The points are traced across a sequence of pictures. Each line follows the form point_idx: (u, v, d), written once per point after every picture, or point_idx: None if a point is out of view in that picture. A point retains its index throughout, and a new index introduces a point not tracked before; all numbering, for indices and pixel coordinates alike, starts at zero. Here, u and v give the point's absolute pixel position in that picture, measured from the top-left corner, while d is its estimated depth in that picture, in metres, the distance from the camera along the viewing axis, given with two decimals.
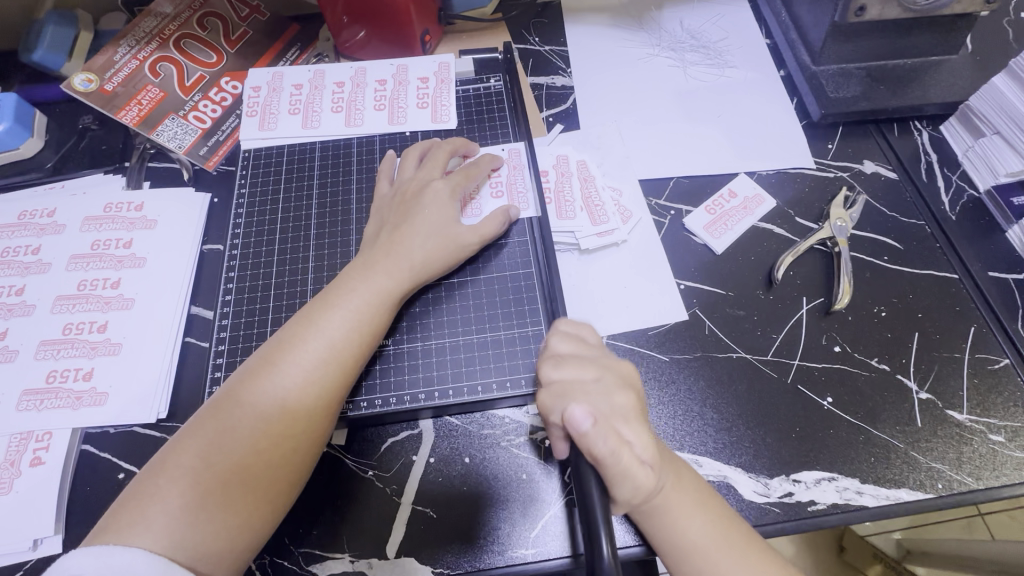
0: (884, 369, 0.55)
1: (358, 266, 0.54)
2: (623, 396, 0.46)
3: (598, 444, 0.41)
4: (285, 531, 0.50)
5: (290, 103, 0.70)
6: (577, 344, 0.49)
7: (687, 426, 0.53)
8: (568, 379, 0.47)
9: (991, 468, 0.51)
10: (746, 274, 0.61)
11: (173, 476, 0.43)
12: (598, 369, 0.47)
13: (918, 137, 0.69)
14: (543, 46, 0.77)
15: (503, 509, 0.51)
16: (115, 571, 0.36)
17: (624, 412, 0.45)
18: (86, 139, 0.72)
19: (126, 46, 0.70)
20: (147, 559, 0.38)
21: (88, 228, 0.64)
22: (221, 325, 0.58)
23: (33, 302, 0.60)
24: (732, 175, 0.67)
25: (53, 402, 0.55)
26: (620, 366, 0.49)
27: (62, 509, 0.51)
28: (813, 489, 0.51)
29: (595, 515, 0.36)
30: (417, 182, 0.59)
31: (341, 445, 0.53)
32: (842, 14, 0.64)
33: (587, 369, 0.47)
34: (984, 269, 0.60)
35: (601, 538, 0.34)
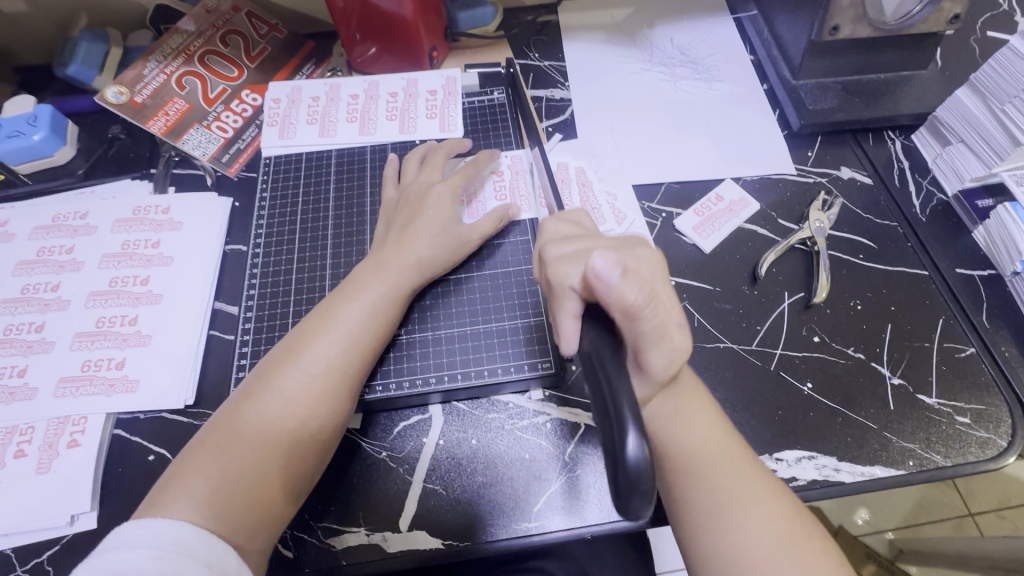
0: (860, 358, 0.60)
1: (370, 264, 0.58)
2: (641, 251, 0.43)
3: (631, 293, 0.37)
4: (306, 508, 0.54)
5: (308, 114, 0.75)
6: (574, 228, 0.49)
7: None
8: (578, 250, 0.44)
9: (958, 446, 0.55)
10: (733, 271, 0.65)
11: (210, 455, 0.47)
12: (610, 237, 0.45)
13: (891, 146, 0.74)
14: (542, 61, 0.83)
15: (508, 486, 0.55)
16: (158, 538, 0.40)
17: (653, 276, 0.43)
18: (115, 148, 0.77)
19: (155, 61, 0.75)
20: (191, 530, 0.42)
21: (119, 229, 0.69)
22: (245, 318, 0.63)
23: (68, 297, 0.64)
24: (719, 181, 0.72)
25: (88, 389, 0.59)
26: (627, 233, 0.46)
27: (97, 488, 0.55)
28: (794, 466, 0.55)
29: (621, 411, 0.34)
30: (419, 185, 0.64)
31: (357, 428, 0.57)
32: (818, 32, 0.70)
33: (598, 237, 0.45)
34: (952, 266, 0.65)
35: (629, 436, 0.33)
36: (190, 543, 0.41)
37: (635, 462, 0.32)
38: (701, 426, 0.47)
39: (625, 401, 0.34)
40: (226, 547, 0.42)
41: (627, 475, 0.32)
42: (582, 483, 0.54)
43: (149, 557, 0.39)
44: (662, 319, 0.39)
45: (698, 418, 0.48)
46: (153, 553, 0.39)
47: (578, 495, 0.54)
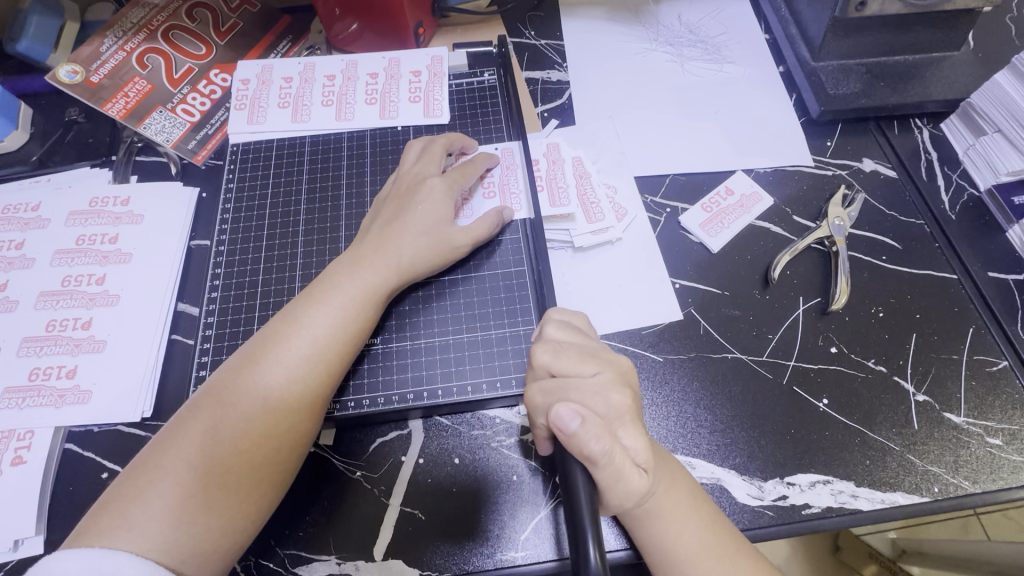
0: (881, 371, 0.55)
1: (344, 264, 0.52)
2: (615, 394, 0.44)
3: (589, 443, 0.40)
4: (272, 532, 0.49)
5: (280, 96, 0.69)
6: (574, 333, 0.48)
7: (658, 430, 0.53)
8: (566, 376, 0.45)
9: (988, 471, 0.50)
10: (742, 274, 0.60)
11: (155, 476, 0.42)
12: (596, 364, 0.45)
13: (918, 135, 0.68)
14: (538, 40, 0.76)
15: (492, 512, 0.50)
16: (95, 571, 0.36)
17: (620, 413, 0.44)
18: (73, 133, 0.71)
19: (114, 37, 0.69)
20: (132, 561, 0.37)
21: (74, 222, 0.63)
22: (207, 321, 0.57)
23: (16, 298, 0.59)
24: (729, 173, 0.66)
25: (36, 400, 0.54)
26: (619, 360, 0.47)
27: (43, 509, 0.50)
28: (808, 492, 0.50)
29: (582, 516, 0.37)
30: (413, 177, 0.58)
31: (328, 445, 0.53)
32: (842, 9, 0.63)
33: (586, 364, 0.45)
34: (983, 269, 0.59)
35: (589, 542, 0.35)
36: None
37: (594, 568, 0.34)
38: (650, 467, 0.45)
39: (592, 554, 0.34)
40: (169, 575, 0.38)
41: None
42: None
43: None
44: (617, 465, 0.41)
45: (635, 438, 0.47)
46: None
47: None
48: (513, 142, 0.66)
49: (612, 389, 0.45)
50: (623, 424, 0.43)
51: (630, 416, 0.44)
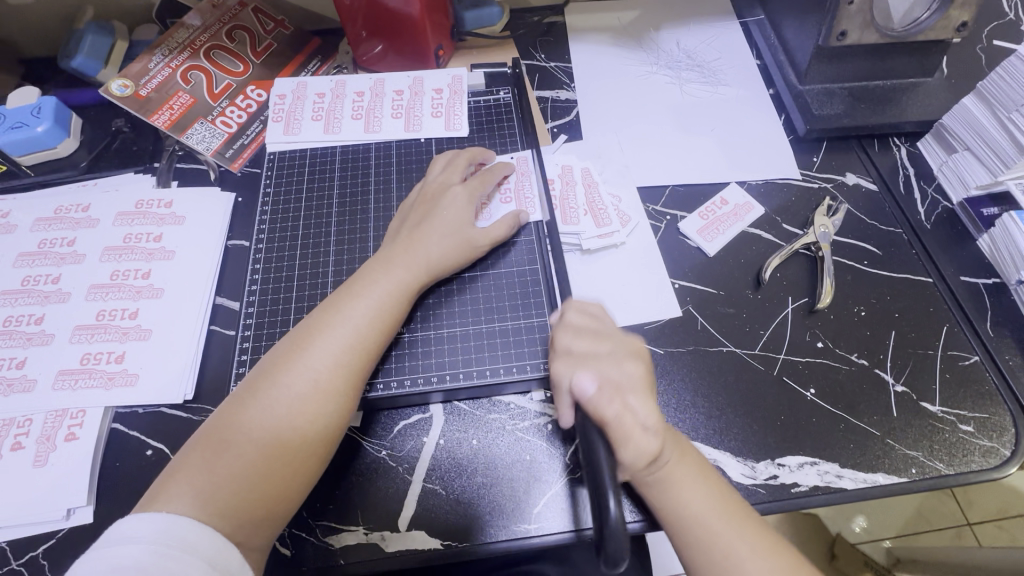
0: (863, 364, 0.60)
1: (378, 262, 0.58)
2: (628, 366, 0.50)
3: (604, 407, 0.47)
4: (304, 505, 0.54)
5: (313, 110, 0.75)
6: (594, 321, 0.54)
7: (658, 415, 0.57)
8: (584, 351, 0.51)
9: (961, 455, 0.55)
10: (736, 275, 0.65)
11: (216, 449, 0.46)
12: (610, 343, 0.52)
13: (896, 152, 0.74)
14: (548, 62, 0.83)
15: (508, 488, 0.54)
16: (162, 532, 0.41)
17: (632, 384, 0.49)
18: (119, 141, 0.77)
19: (160, 54, 0.75)
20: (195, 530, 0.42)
21: (120, 222, 0.68)
22: (246, 313, 0.62)
23: (69, 290, 0.64)
24: (724, 184, 0.72)
25: (87, 382, 0.59)
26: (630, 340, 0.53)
27: (94, 482, 0.54)
28: (796, 472, 0.54)
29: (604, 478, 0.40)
30: (437, 185, 0.64)
31: (357, 426, 0.57)
32: (825, 38, 0.70)
33: (601, 344, 0.52)
34: (956, 274, 0.65)
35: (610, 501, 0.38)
36: (194, 541, 0.41)
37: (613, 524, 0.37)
38: (689, 492, 0.48)
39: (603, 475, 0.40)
40: (228, 544, 0.42)
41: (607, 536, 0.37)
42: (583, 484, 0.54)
43: (147, 552, 0.39)
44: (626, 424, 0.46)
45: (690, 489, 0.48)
46: (153, 550, 0.39)
47: (581, 498, 0.54)
48: (529, 151, 0.72)
49: (626, 361, 0.51)
50: (634, 390, 0.49)
51: (642, 385, 0.49)
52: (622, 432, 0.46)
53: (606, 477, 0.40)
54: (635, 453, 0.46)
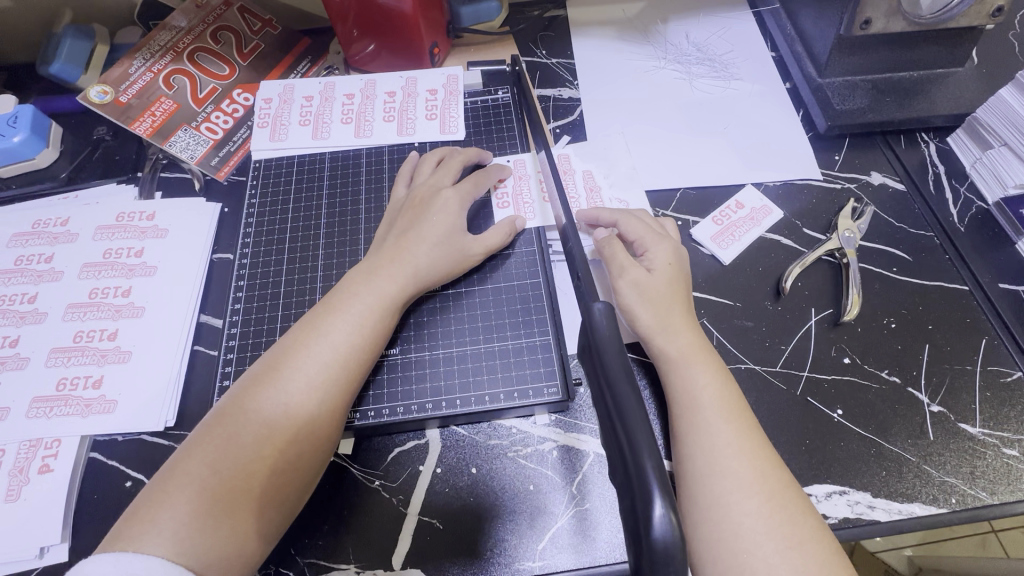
0: (895, 382, 0.55)
1: (361, 271, 0.54)
2: (659, 243, 0.56)
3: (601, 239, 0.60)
4: (291, 541, 0.50)
5: (301, 114, 0.71)
6: (643, 225, 0.58)
7: None
8: (618, 216, 0.60)
9: (1006, 483, 0.50)
10: (754, 285, 0.61)
11: (182, 482, 0.42)
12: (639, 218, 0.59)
13: (925, 149, 0.69)
14: (549, 58, 0.78)
15: (508, 521, 0.50)
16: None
17: (654, 241, 0.57)
18: (100, 150, 0.73)
19: (141, 58, 0.71)
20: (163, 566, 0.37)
21: (101, 236, 0.65)
22: (230, 333, 0.58)
23: (45, 310, 0.60)
24: (739, 186, 0.67)
25: (63, 409, 0.55)
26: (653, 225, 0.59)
27: (69, 517, 0.51)
28: (824, 503, 0.50)
29: (645, 466, 0.29)
30: (427, 188, 0.60)
31: (347, 454, 0.53)
32: (847, 27, 0.64)
33: (638, 219, 0.59)
34: (995, 281, 0.60)
35: (654, 497, 0.28)
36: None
37: (661, 536, 0.27)
38: (704, 377, 0.49)
39: (646, 456, 0.29)
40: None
41: (653, 553, 0.27)
42: (591, 519, 0.50)
43: None
44: (623, 262, 0.55)
45: (704, 374, 0.49)
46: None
47: (587, 531, 0.50)
48: (543, 154, 0.61)
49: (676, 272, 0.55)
50: (684, 295, 0.55)
51: (663, 248, 0.56)
52: (621, 267, 0.55)
53: (656, 475, 0.29)
54: (632, 281, 0.54)
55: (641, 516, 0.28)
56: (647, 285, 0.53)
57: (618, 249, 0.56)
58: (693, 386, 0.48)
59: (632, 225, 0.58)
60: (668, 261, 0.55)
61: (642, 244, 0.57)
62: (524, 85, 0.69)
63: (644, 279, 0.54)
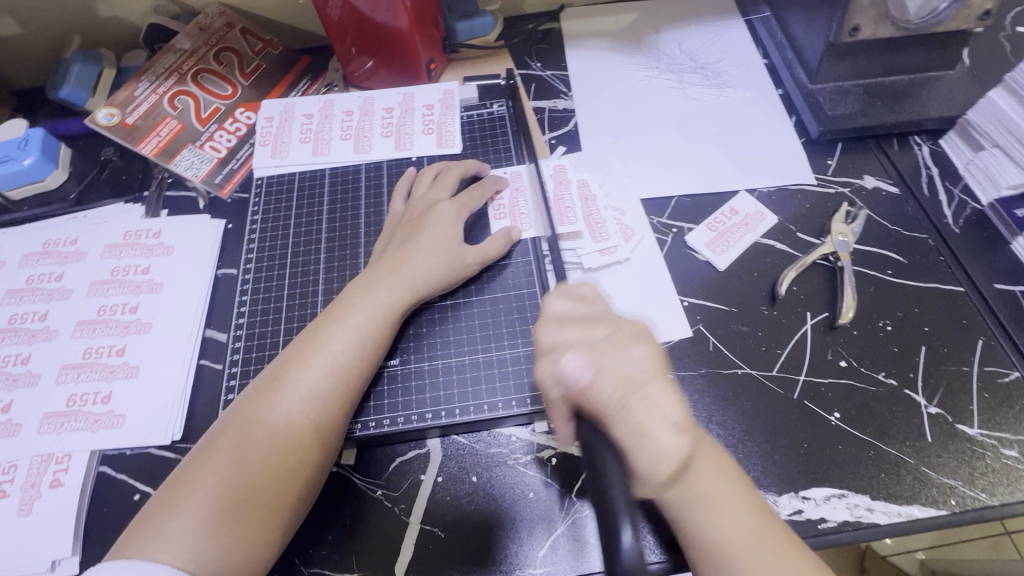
0: (892, 384, 0.55)
1: (361, 283, 0.55)
2: (635, 349, 0.42)
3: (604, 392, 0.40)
4: (296, 551, 0.51)
5: (301, 132, 0.73)
6: (579, 303, 0.47)
7: None
8: (576, 339, 0.44)
9: (1005, 484, 0.50)
10: (749, 291, 0.61)
11: (189, 491, 0.44)
12: (607, 327, 0.44)
13: (918, 152, 0.69)
14: (544, 71, 0.80)
15: (510, 532, 0.51)
16: None
17: (642, 364, 0.41)
18: (108, 171, 0.75)
19: (147, 81, 0.73)
20: None
21: (109, 255, 0.67)
22: (234, 347, 0.60)
23: (55, 328, 0.62)
24: (733, 193, 0.68)
25: (73, 424, 0.56)
26: (628, 322, 0.45)
27: (79, 531, 0.52)
28: (822, 506, 0.50)
29: (614, 497, 0.34)
30: (424, 202, 0.61)
31: (350, 464, 0.54)
32: (836, 34, 0.65)
33: (597, 328, 0.44)
34: (990, 281, 0.60)
35: (622, 528, 0.32)
36: None
37: (629, 559, 0.31)
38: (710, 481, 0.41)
39: (615, 490, 0.34)
40: None
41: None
42: (590, 525, 0.50)
43: None
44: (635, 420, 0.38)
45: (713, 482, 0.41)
46: None
47: (586, 537, 0.50)
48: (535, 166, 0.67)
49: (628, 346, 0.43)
50: (648, 381, 0.40)
51: (652, 361, 0.42)
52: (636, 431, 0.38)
53: (623, 505, 0.33)
54: (653, 448, 0.38)
55: (611, 544, 0.32)
56: (670, 450, 0.38)
57: (633, 407, 0.38)
58: (703, 504, 0.41)
59: (593, 289, 0.49)
60: (669, 386, 0.41)
61: (614, 361, 0.42)
62: (521, 108, 0.73)
63: (670, 435, 0.39)
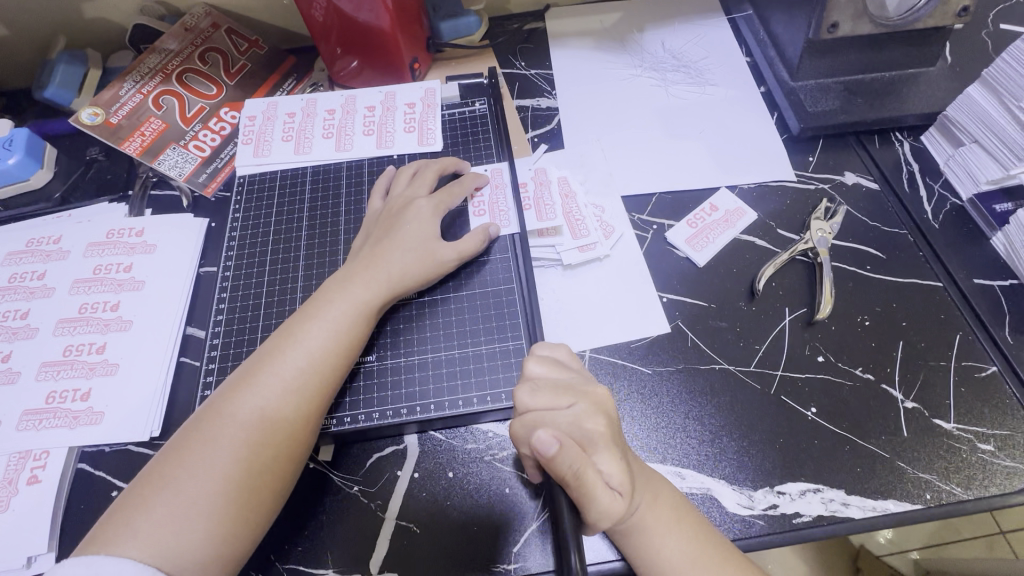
0: (869, 379, 0.55)
1: (338, 279, 0.55)
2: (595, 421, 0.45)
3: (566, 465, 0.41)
4: (271, 547, 0.51)
5: (284, 130, 0.73)
6: (555, 367, 0.49)
7: (645, 441, 0.53)
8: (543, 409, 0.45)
9: (981, 478, 0.50)
10: (728, 287, 0.61)
11: (161, 487, 0.44)
12: (572, 397, 0.46)
13: (899, 148, 0.70)
14: (528, 70, 0.80)
15: (486, 529, 0.51)
16: None
17: (596, 440, 0.44)
18: (93, 170, 0.75)
19: (132, 81, 0.74)
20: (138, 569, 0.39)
21: (91, 253, 0.67)
22: (213, 344, 0.60)
23: (36, 325, 0.62)
24: (713, 190, 0.68)
25: (52, 421, 0.57)
26: (595, 391, 0.47)
27: (55, 528, 0.52)
28: (798, 501, 0.50)
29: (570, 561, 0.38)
30: (402, 200, 0.61)
31: (327, 461, 0.54)
32: (815, 31, 0.66)
33: (562, 396, 0.46)
34: (968, 276, 0.60)
35: None
36: None
37: None
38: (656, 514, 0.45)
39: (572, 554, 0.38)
40: None
41: None
42: None
43: None
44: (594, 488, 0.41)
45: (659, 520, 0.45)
46: None
47: None
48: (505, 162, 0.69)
49: (588, 417, 0.45)
50: (599, 449, 0.44)
51: (607, 440, 0.44)
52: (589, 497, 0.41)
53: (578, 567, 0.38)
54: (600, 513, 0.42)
55: None
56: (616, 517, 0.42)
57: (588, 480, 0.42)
58: (650, 530, 0.44)
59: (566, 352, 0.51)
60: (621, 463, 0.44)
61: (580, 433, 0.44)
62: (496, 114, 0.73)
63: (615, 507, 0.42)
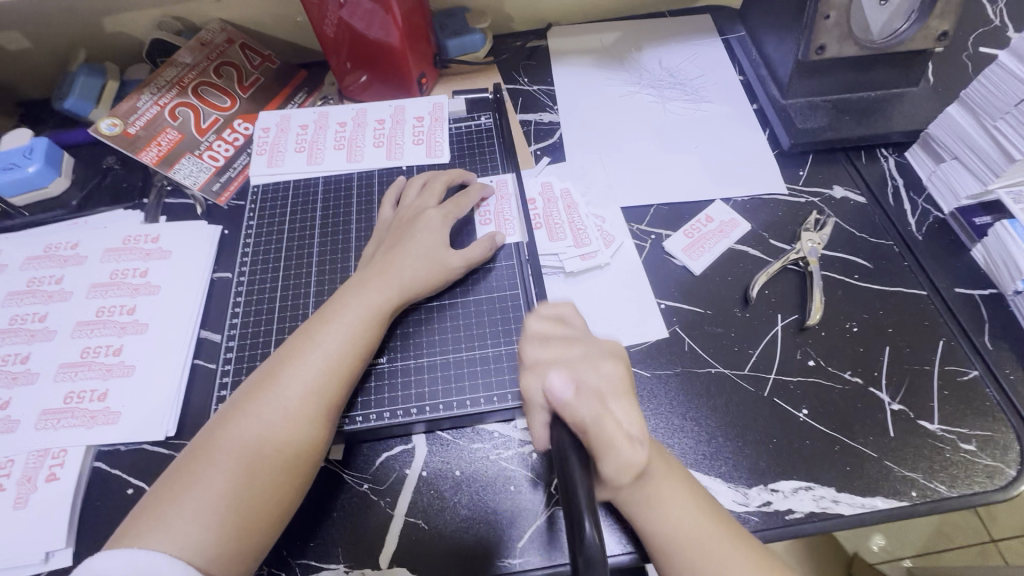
0: (857, 382, 0.58)
1: (352, 284, 0.58)
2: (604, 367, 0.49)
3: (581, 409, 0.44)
4: (285, 543, 0.52)
5: (296, 142, 0.76)
6: (558, 325, 0.53)
7: None
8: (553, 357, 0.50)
9: (963, 476, 0.53)
10: (724, 295, 0.64)
11: (187, 482, 0.46)
12: (582, 346, 0.51)
13: (884, 163, 0.73)
14: (531, 86, 0.84)
15: (493, 525, 0.53)
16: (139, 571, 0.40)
17: (612, 387, 0.48)
18: (109, 178, 0.78)
19: (149, 93, 0.76)
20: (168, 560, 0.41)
21: (108, 258, 0.69)
22: (228, 346, 0.62)
23: (55, 328, 0.64)
24: (708, 202, 0.71)
25: (69, 421, 0.58)
26: (603, 342, 0.52)
27: (73, 524, 0.54)
28: (790, 498, 0.52)
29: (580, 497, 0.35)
30: (412, 210, 0.64)
31: (338, 460, 0.56)
32: (804, 52, 0.69)
33: (572, 348, 0.51)
34: (950, 285, 0.63)
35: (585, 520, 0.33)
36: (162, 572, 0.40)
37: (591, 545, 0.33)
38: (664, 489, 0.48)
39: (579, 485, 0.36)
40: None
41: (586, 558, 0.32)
42: None
43: None
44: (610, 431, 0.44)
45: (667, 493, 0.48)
46: None
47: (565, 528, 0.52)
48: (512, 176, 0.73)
49: (596, 367, 0.49)
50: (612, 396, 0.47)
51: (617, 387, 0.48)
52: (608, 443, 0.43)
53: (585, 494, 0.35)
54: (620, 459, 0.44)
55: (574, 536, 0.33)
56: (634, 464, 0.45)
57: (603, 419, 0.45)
58: (658, 503, 0.47)
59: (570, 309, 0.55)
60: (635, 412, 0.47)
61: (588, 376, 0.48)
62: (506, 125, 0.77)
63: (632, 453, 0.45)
